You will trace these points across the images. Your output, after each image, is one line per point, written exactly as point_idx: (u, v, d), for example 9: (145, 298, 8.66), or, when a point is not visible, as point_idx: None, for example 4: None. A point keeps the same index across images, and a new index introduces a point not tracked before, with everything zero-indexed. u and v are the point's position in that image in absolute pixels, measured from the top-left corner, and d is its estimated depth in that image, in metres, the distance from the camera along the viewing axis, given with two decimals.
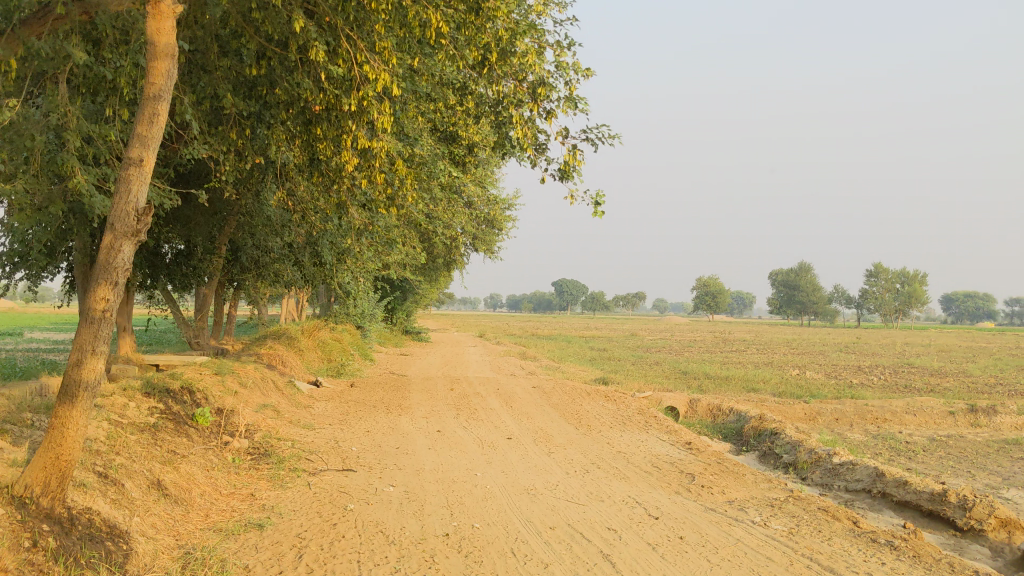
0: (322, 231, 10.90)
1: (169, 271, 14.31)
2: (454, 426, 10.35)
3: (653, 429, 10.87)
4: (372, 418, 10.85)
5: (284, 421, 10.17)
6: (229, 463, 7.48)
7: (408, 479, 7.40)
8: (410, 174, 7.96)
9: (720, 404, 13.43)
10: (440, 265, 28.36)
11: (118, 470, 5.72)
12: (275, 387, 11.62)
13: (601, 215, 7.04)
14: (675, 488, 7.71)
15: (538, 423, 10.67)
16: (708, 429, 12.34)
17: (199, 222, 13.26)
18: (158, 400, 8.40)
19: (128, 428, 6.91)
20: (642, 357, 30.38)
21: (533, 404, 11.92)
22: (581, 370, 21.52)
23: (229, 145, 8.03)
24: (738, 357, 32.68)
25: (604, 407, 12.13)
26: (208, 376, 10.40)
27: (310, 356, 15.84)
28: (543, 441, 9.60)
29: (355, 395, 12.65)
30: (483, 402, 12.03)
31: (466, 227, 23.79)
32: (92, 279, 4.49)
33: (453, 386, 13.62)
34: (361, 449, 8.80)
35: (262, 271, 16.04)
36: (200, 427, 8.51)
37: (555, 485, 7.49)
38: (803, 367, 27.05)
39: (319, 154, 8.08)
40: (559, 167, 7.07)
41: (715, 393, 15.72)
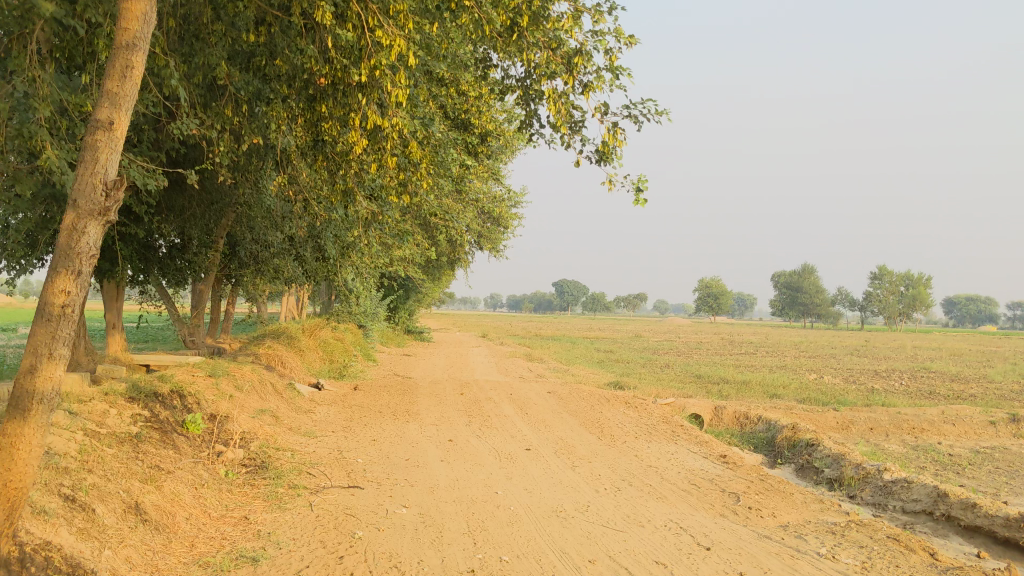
0: (326, 223, 10.09)
1: (162, 266, 13.51)
2: (467, 435, 9.53)
3: (682, 440, 10.06)
4: (378, 425, 10.05)
5: (282, 428, 9.36)
6: (221, 479, 6.67)
7: (422, 498, 6.57)
8: (425, 158, 7.16)
9: (747, 412, 12.64)
10: (444, 263, 27.53)
11: (89, 492, 4.90)
12: (273, 390, 10.81)
13: (642, 203, 6.22)
14: (720, 510, 6.90)
15: (558, 432, 9.85)
16: (737, 439, 11.53)
17: (195, 213, 12.47)
18: (144, 407, 7.59)
19: (106, 441, 6.08)
20: (651, 360, 29.60)
21: (551, 411, 11.11)
22: (592, 373, 20.70)
23: (224, 124, 7.22)
24: (749, 360, 31.87)
25: (627, 415, 11.32)
26: (201, 379, 9.58)
27: (311, 356, 15.02)
28: (566, 453, 8.79)
29: (359, 399, 11.84)
30: (497, 408, 11.21)
31: (473, 223, 22.99)
32: (49, 267, 3.69)
33: (463, 391, 12.81)
34: (368, 461, 7.99)
35: (261, 267, 15.23)
36: (191, 438, 7.69)
37: (586, 506, 6.69)
38: (820, 371, 26.21)
39: (325, 134, 7.28)
40: (596, 148, 6.26)
41: (738, 400, 14.92)
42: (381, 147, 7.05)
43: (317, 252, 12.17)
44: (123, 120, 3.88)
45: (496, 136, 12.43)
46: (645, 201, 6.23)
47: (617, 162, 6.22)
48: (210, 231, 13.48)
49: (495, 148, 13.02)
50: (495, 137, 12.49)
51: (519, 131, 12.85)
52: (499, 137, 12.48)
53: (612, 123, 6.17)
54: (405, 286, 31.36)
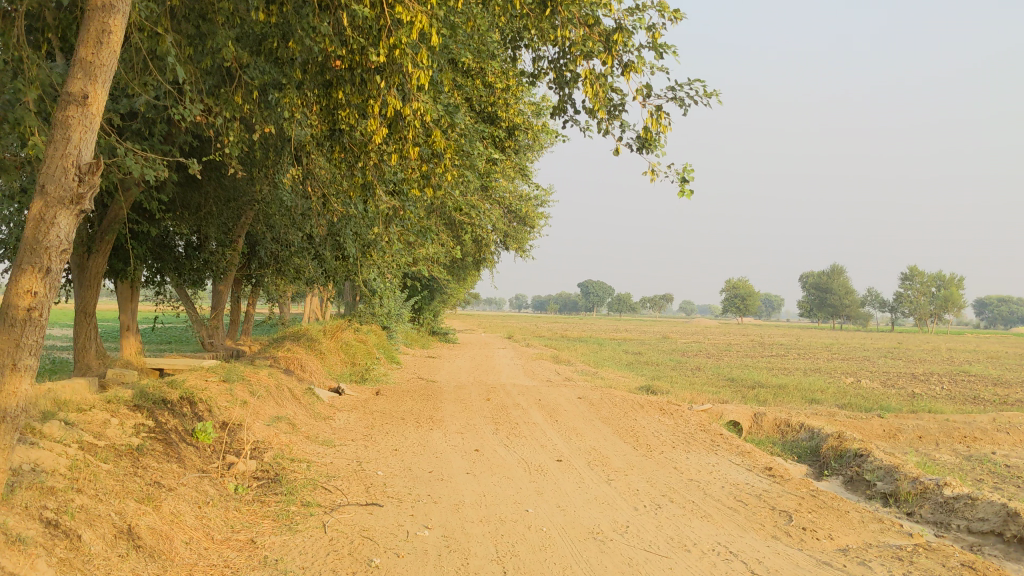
0: (345, 219, 9.60)
1: (179, 265, 13.11)
2: (494, 445, 8.99)
3: (722, 450, 9.46)
4: (400, 433, 9.53)
5: (299, 436, 8.86)
6: (229, 495, 6.16)
7: (446, 517, 6.03)
8: (450, 148, 6.64)
9: (788, 419, 12.01)
10: (468, 263, 26.99)
11: (76, 515, 4.39)
12: (291, 396, 10.33)
13: (687, 196, 5.72)
14: (771, 531, 6.32)
15: (591, 442, 9.30)
16: (779, 448, 10.91)
17: (213, 210, 12.05)
18: (150, 415, 7.12)
19: (104, 455, 5.59)
20: (681, 362, 28.90)
21: (582, 418, 10.55)
22: (621, 376, 20.07)
23: (234, 113, 6.73)
24: (782, 363, 31.09)
25: (662, 422, 10.74)
26: (214, 385, 9.10)
27: (333, 359, 14.54)
28: (600, 465, 8.22)
29: (381, 404, 11.33)
30: (526, 415, 10.65)
31: (499, 222, 22.43)
32: (17, 265, 3.67)
33: (490, 395, 12.27)
34: (388, 474, 7.46)
35: (282, 267, 14.78)
36: (201, 450, 7.20)
37: (625, 526, 6.13)
38: (856, 375, 25.41)
39: (342, 122, 6.77)
40: (637, 135, 5.71)
41: (777, 405, 14.27)
42: (404, 136, 6.53)
43: (337, 251, 11.68)
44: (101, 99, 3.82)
45: (524, 130, 11.91)
46: (690, 193, 5.72)
47: (660, 151, 5.70)
48: (228, 229, 13.05)
49: (523, 144, 12.50)
50: (523, 132, 11.98)
51: (547, 126, 12.34)
52: (527, 132, 11.97)
53: (654, 106, 5.61)
54: (429, 287, 30.83)
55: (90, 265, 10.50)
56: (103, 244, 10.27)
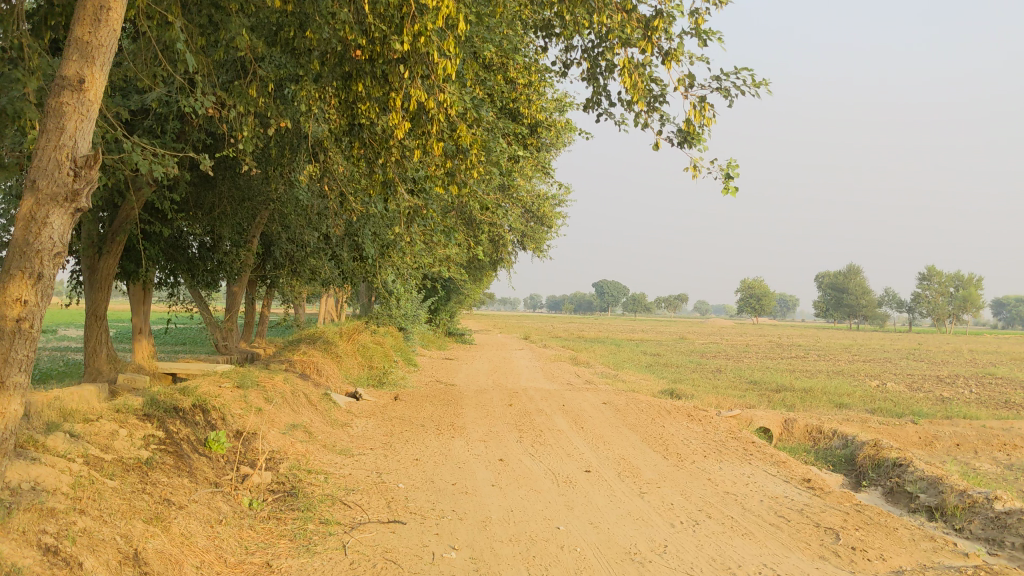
0: (363, 219, 9.26)
1: (193, 266, 12.81)
2: (518, 454, 8.63)
3: (756, 459, 9.06)
4: (421, 441, 9.18)
5: (316, 445, 8.52)
6: (243, 511, 5.82)
7: (473, 536, 5.67)
8: (476, 143, 6.28)
9: (820, 426, 11.60)
10: (485, 263, 26.62)
11: (77, 540, 4.04)
12: (307, 402, 9.99)
13: (732, 193, 5.36)
14: (818, 551, 5.92)
15: (619, 451, 8.92)
16: (812, 456, 10.50)
17: (228, 209, 11.75)
18: (161, 425, 6.78)
19: (110, 470, 5.25)
20: (701, 364, 28.46)
21: (608, 425, 10.17)
22: (643, 379, 19.67)
23: (248, 107, 6.38)
24: (804, 364, 30.58)
25: (691, 429, 10.35)
26: (228, 391, 8.77)
27: (349, 362, 14.20)
28: (631, 477, 7.84)
29: (399, 410, 10.98)
30: (549, 422, 10.28)
31: (517, 223, 22.05)
32: (7, 270, 3.62)
33: (511, 400, 11.90)
34: (410, 487, 7.10)
35: (297, 268, 14.47)
36: (213, 463, 6.85)
37: (664, 546, 5.74)
38: (881, 377, 24.90)
39: (362, 115, 6.42)
40: (679, 128, 5.34)
41: (806, 410, 13.85)
42: (428, 131, 6.17)
43: (355, 251, 11.34)
44: (97, 89, 3.83)
45: (546, 128, 11.56)
46: (736, 189, 5.36)
47: (703, 145, 5.33)
48: (243, 230, 12.74)
49: (545, 142, 12.14)
50: (545, 129, 11.62)
51: (570, 124, 11.97)
52: (549, 129, 11.61)
53: (698, 97, 5.24)
54: (445, 287, 30.50)
55: (101, 267, 10.20)
56: (114, 246, 9.96)
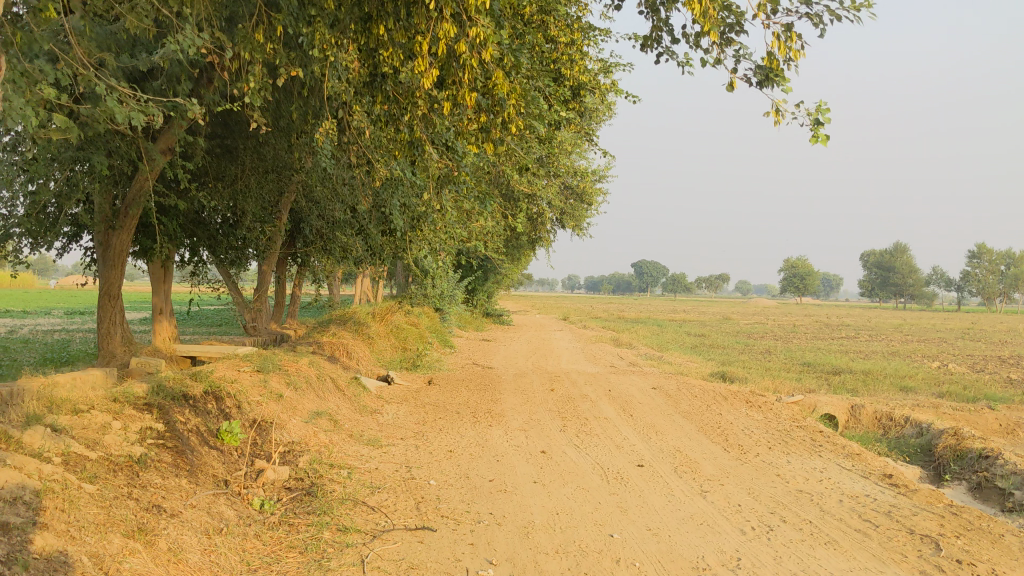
0: (391, 188, 8.49)
1: (216, 242, 12.16)
2: (562, 445, 7.84)
3: (827, 452, 8.18)
4: (456, 431, 8.40)
5: (341, 435, 7.78)
6: (251, 516, 5.08)
7: (516, 546, 4.89)
8: (514, 94, 5.48)
9: (890, 413, 10.67)
10: (522, 242, 25.77)
11: (29, 565, 3.29)
12: (334, 387, 9.25)
13: (822, 142, 4.53)
14: (919, 565, 5.04)
15: (673, 442, 8.09)
16: (884, 445, 9.58)
17: (252, 179, 11.08)
18: (164, 417, 6.07)
19: (94, 471, 4.52)
20: (749, 345, 27.40)
21: (660, 412, 9.33)
22: (690, 362, 18.76)
23: (254, 55, 5.60)
24: (856, 345, 29.39)
25: (751, 417, 9.48)
26: (246, 376, 8.05)
27: (382, 344, 13.49)
28: (690, 473, 7.01)
29: (433, 395, 10.22)
30: (596, 409, 9.45)
31: (556, 200, 21.18)
32: None
33: (553, 384, 11.09)
34: (442, 485, 6.34)
35: (327, 246, 13.75)
36: (222, 461, 6.13)
37: (737, 560, 4.91)
38: (939, 358, 23.76)
39: (382, 63, 5.64)
40: (759, 66, 4.50)
41: (870, 394, 12.87)
42: (460, 79, 5.38)
43: (385, 226, 10.58)
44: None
45: (589, 91, 10.69)
46: (826, 138, 4.54)
47: (787, 84, 4.49)
48: (268, 205, 12.04)
49: (588, 108, 11.27)
50: (589, 93, 10.74)
51: (616, 87, 11.08)
52: (594, 93, 10.74)
53: (783, 25, 4.38)
54: (482, 267, 29.71)
55: (115, 242, 9.56)
56: (128, 220, 9.29)
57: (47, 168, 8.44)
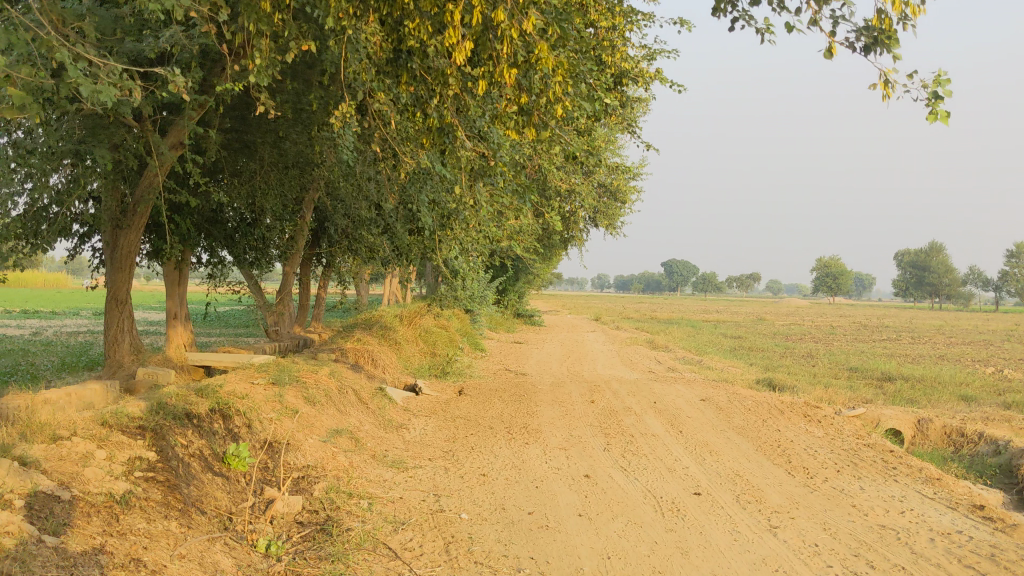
0: (420, 182, 7.76)
1: (235, 241, 11.51)
2: (608, 468, 7.06)
3: (903, 476, 7.34)
4: (490, 449, 7.64)
5: (362, 456, 7.05)
6: (254, 566, 4.35)
7: None
8: (561, 69, 4.74)
9: (961, 428, 9.78)
10: (555, 241, 24.98)
11: None
12: (357, 400, 8.51)
13: (942, 120, 3.77)
14: None
15: (732, 465, 7.28)
16: (961, 465, 8.71)
17: (271, 175, 10.42)
18: (160, 442, 5.37)
19: (61, 517, 3.81)
20: (789, 348, 26.36)
21: (712, 428, 8.52)
22: (733, 367, 17.88)
23: (258, 27, 4.87)
24: (901, 348, 28.32)
25: (813, 434, 8.65)
26: (259, 391, 7.34)
27: (410, 350, 12.76)
28: (754, 504, 6.21)
29: (464, 408, 9.46)
30: (641, 424, 8.65)
31: (591, 198, 20.39)
32: None
33: (593, 395, 10.30)
34: (475, 519, 5.59)
35: (352, 246, 13.05)
36: (225, 494, 5.41)
37: None
38: (992, 363, 22.70)
39: (408, 37, 4.94)
40: (867, 26, 3.73)
41: (933, 405, 11.94)
42: (498, 53, 4.64)
43: (412, 225, 9.86)
44: None
45: (633, 79, 9.89)
46: (946, 116, 3.78)
47: (901, 50, 3.74)
48: (289, 202, 11.35)
49: (631, 98, 10.48)
50: (632, 82, 9.95)
51: (660, 75, 10.28)
52: (637, 82, 9.95)
53: None
54: (514, 266, 28.94)
55: (122, 242, 8.89)
56: (135, 219, 8.62)
57: (45, 161, 7.80)
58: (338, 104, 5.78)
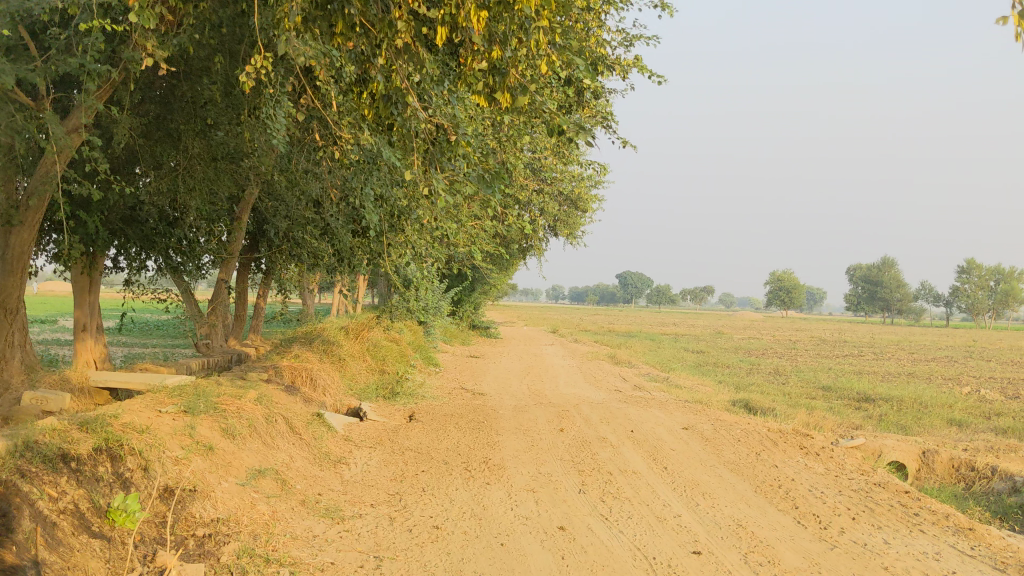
0: (366, 172, 6.56)
1: (158, 243, 10.18)
2: (589, 519, 5.89)
3: (928, 525, 6.29)
4: (445, 492, 6.42)
5: (289, 503, 5.81)
6: None
7: None
8: (546, 12, 3.60)
9: (970, 461, 8.80)
10: (513, 250, 23.82)
11: None
12: (289, 430, 7.25)
13: None
14: None
15: (730, 513, 6.17)
16: (979, 505, 7.71)
17: (197, 169, 9.06)
18: (16, 499, 4.11)
19: None
20: (755, 364, 25.38)
21: (701, 464, 7.41)
22: (703, 386, 16.88)
23: None
24: (867, 365, 27.65)
25: (814, 471, 7.57)
26: (167, 423, 6.06)
27: (356, 367, 11.52)
28: (768, 567, 5.09)
29: (414, 437, 8.24)
30: (619, 459, 7.49)
31: (551, 206, 19.29)
32: None
33: (560, 421, 9.14)
34: None
35: (293, 251, 11.77)
36: (101, 568, 4.15)
37: None
38: (962, 381, 22.05)
39: None
40: None
41: (927, 432, 11.00)
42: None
43: (358, 227, 8.66)
44: None
45: (610, 68, 8.77)
46: None
47: None
48: (219, 198, 10.07)
49: (605, 90, 9.37)
50: (609, 72, 8.83)
51: (640, 64, 9.17)
52: (614, 72, 8.82)
53: None
54: (470, 276, 27.81)
55: (12, 242, 7.52)
56: (27, 213, 7.27)
57: None
58: (251, 57, 4.52)
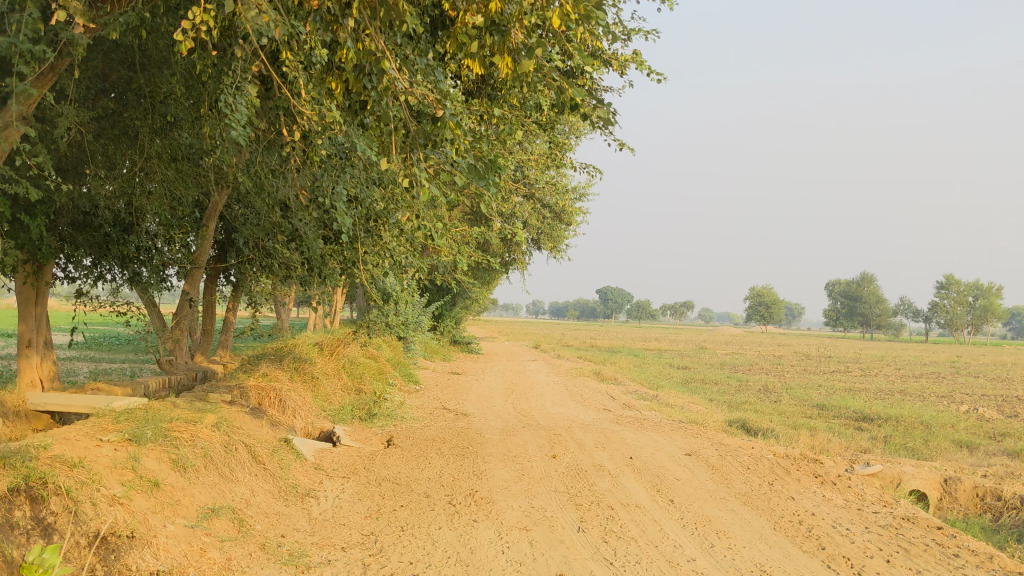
0: (338, 168, 5.81)
1: (114, 251, 9.36)
2: (592, 564, 5.13)
3: (972, 568, 5.58)
4: (427, 531, 5.65)
5: (246, 548, 5.02)
6: None
7: None
8: None
9: (995, 490, 8.14)
10: (496, 263, 23.04)
11: None
12: (251, 459, 6.46)
13: None
14: None
15: (751, 556, 5.43)
16: (1013, 539, 7.03)
17: (155, 169, 8.28)
18: None
19: None
20: (744, 381, 24.67)
21: (711, 497, 6.68)
22: (695, 405, 16.16)
23: None
24: (857, 381, 27.04)
25: (835, 503, 6.85)
26: (106, 454, 5.26)
27: (330, 387, 10.73)
28: None
29: (393, 466, 7.46)
30: (620, 491, 6.74)
31: (535, 218, 18.54)
32: None
33: (552, 447, 8.38)
34: None
35: (263, 262, 10.99)
36: None
37: None
38: (958, 399, 21.47)
39: None
40: None
41: (941, 456, 10.34)
42: None
43: (330, 233, 7.89)
44: None
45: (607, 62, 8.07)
46: None
47: None
48: (181, 201, 9.26)
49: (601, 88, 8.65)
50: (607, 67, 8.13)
51: (638, 58, 8.47)
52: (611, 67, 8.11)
53: None
54: (451, 290, 26.98)
55: None
56: None
57: None
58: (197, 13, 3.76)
